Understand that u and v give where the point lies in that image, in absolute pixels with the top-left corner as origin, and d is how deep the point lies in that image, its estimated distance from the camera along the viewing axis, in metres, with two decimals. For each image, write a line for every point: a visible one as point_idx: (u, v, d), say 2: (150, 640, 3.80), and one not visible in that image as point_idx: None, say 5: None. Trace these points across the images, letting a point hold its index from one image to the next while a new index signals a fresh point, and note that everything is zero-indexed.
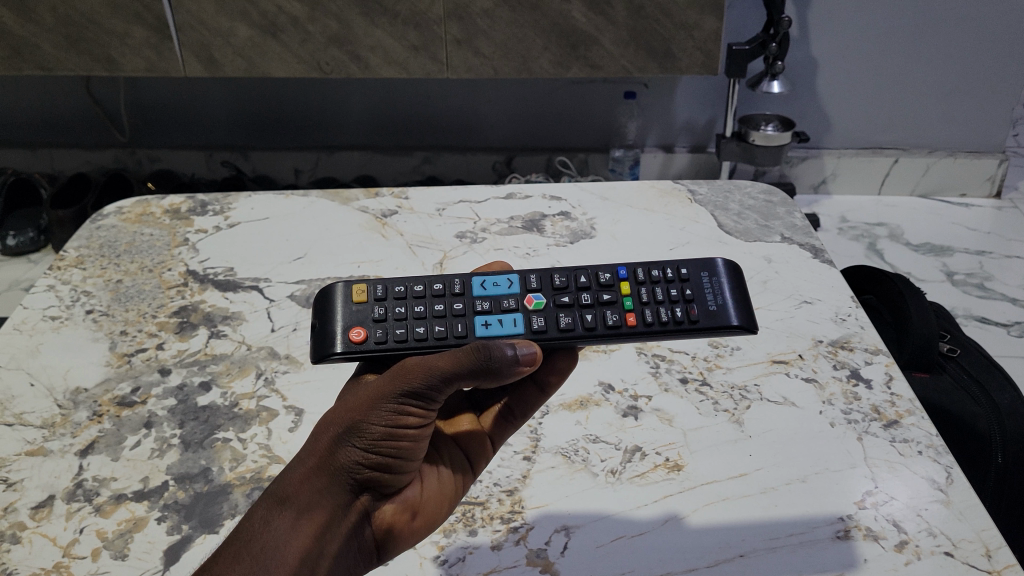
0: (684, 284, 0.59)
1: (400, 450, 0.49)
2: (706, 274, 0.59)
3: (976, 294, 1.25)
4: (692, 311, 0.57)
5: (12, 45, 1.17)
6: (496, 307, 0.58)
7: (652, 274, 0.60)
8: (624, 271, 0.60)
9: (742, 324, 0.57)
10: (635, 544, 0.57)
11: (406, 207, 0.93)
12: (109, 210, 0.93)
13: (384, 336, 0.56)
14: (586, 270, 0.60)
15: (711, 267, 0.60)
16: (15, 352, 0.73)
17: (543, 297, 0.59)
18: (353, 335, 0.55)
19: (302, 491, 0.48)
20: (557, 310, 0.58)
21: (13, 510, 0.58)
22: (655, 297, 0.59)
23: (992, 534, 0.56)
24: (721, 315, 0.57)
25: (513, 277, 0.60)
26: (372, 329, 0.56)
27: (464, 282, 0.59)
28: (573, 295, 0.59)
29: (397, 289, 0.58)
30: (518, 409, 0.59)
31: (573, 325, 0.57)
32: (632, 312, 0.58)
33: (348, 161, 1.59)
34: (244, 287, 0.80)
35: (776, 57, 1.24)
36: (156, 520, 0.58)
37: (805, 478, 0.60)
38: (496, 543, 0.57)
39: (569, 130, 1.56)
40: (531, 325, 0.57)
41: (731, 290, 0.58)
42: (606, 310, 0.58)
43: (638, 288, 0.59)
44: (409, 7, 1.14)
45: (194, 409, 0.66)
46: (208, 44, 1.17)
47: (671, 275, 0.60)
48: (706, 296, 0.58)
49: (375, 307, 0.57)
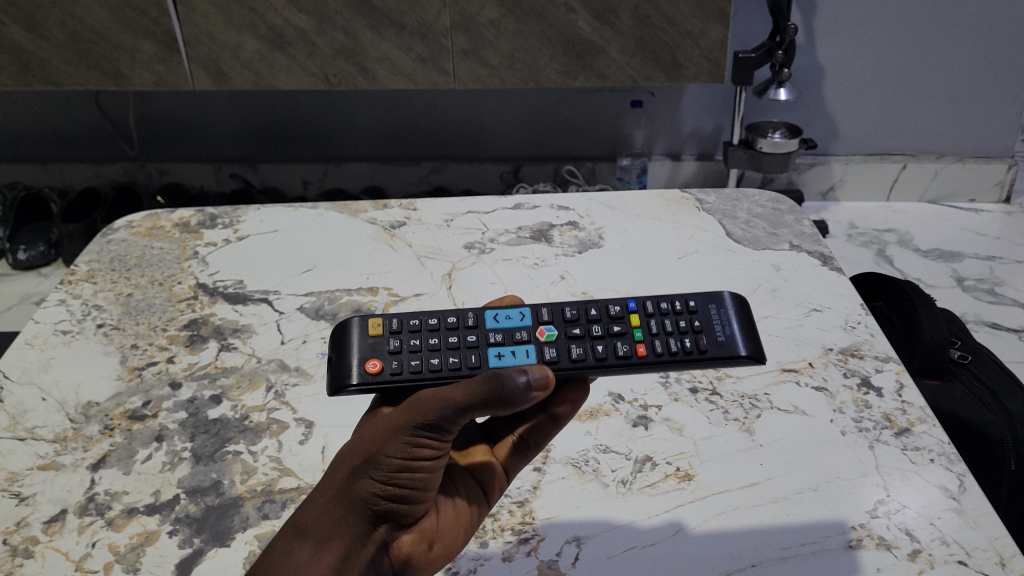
0: (693, 315, 0.59)
1: (416, 481, 0.49)
2: (713, 305, 0.59)
3: (987, 299, 1.24)
4: (700, 341, 0.57)
5: (22, 61, 1.19)
6: (509, 340, 0.58)
7: (661, 305, 0.60)
8: (634, 303, 0.60)
9: (750, 353, 0.57)
10: (645, 554, 0.56)
11: (415, 218, 0.93)
12: (119, 224, 0.94)
13: (400, 368, 0.56)
14: (597, 303, 0.60)
15: (718, 300, 0.60)
16: (27, 366, 0.73)
17: (555, 328, 0.58)
18: (369, 366, 0.55)
19: (322, 521, 0.50)
20: (569, 341, 0.57)
21: (25, 525, 0.59)
22: (664, 328, 0.58)
23: (1006, 542, 0.56)
24: (730, 344, 0.57)
25: (524, 310, 0.60)
26: (388, 360, 0.56)
27: (477, 316, 0.59)
28: (584, 326, 0.59)
29: (411, 322, 0.59)
30: (532, 442, 0.57)
31: (584, 355, 0.57)
32: (642, 343, 0.58)
33: (357, 173, 1.60)
34: (254, 299, 0.80)
35: (782, 64, 1.24)
36: (167, 533, 0.58)
37: (817, 486, 0.60)
38: (506, 555, 0.57)
39: (577, 140, 1.57)
40: (544, 355, 0.56)
41: (739, 321, 0.58)
42: (616, 341, 0.58)
43: (648, 320, 0.59)
44: (415, 19, 1.15)
45: (204, 422, 0.66)
46: (216, 57, 1.18)
47: (679, 306, 0.60)
48: (713, 326, 0.58)
49: (391, 339, 0.57)
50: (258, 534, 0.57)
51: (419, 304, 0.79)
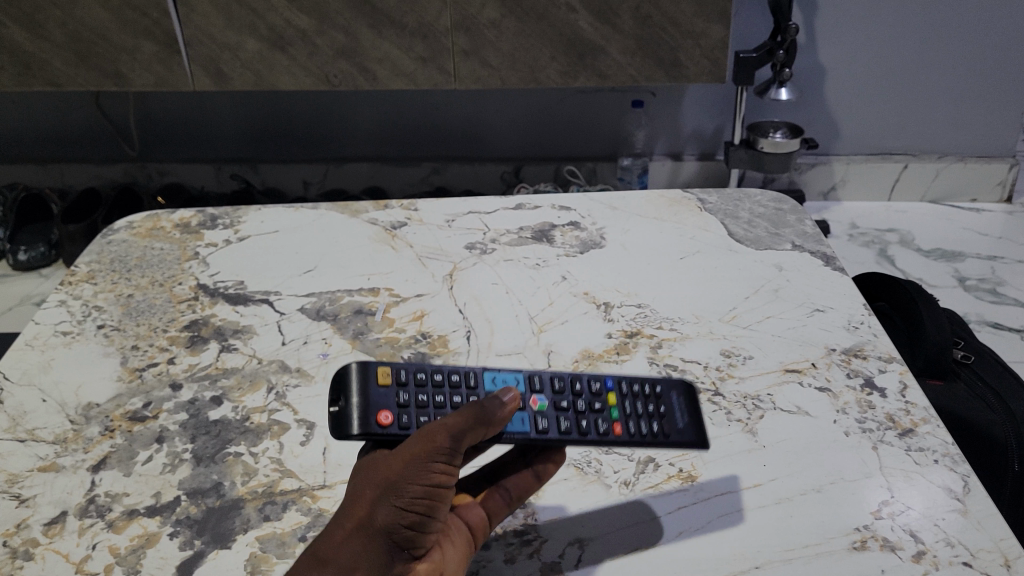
0: (659, 400, 0.60)
1: (436, 510, 0.49)
2: (675, 393, 0.61)
3: (988, 299, 1.24)
4: (666, 428, 0.59)
5: (23, 61, 1.18)
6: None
7: (634, 387, 0.60)
8: (611, 381, 0.61)
9: (697, 439, 0.59)
10: (648, 557, 0.56)
11: (415, 219, 0.93)
12: (119, 224, 0.93)
13: (409, 422, 0.54)
14: (580, 377, 0.60)
15: (680, 389, 0.61)
16: (28, 367, 0.73)
17: (546, 398, 0.58)
18: (379, 418, 0.53)
19: (341, 555, 0.48)
20: (557, 413, 0.57)
21: (25, 527, 0.58)
22: (636, 410, 0.59)
23: (1011, 543, 0.55)
24: (686, 433, 0.59)
25: (519, 376, 0.59)
26: (398, 413, 0.54)
27: (477, 377, 0.59)
28: (570, 399, 0.58)
29: (419, 376, 0.57)
30: (514, 493, 0.56)
31: (570, 429, 0.57)
32: (618, 422, 0.58)
33: (358, 173, 1.60)
34: (255, 300, 0.80)
35: (784, 64, 1.24)
36: (167, 535, 0.57)
37: (821, 487, 0.60)
38: (509, 557, 0.57)
39: (578, 141, 1.56)
40: (537, 426, 0.56)
41: (693, 411, 0.60)
42: (597, 418, 0.58)
43: (623, 400, 0.60)
44: (416, 19, 1.15)
45: (205, 423, 0.66)
46: (216, 58, 1.18)
47: (648, 390, 0.61)
48: (674, 413, 0.60)
49: (400, 392, 0.55)
50: (260, 536, 0.57)
51: (420, 305, 0.79)
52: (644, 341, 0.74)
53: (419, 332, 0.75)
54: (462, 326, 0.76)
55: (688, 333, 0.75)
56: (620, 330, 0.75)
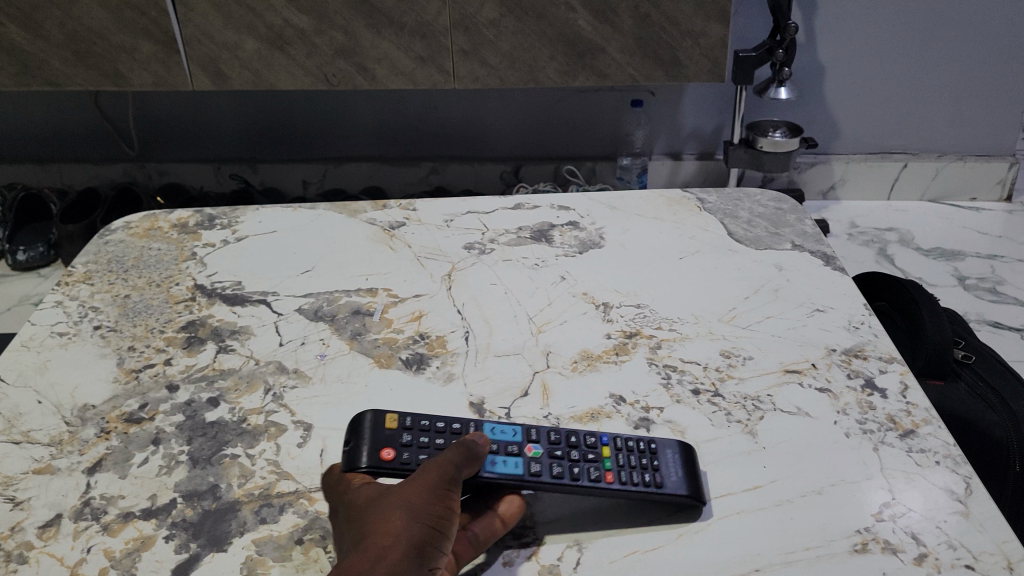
0: (652, 456, 0.61)
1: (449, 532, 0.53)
2: (671, 450, 0.61)
3: (989, 299, 1.23)
4: (658, 478, 0.59)
5: (21, 61, 1.18)
6: (501, 450, 0.60)
7: (629, 442, 0.62)
8: (607, 436, 0.62)
9: (690, 495, 0.58)
10: (648, 559, 0.55)
11: (414, 219, 0.93)
12: (117, 225, 0.93)
13: (409, 459, 0.58)
14: (577, 431, 0.62)
15: (675, 445, 0.61)
16: (24, 368, 0.72)
17: (541, 446, 0.60)
18: (383, 453, 0.59)
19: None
20: (551, 460, 0.60)
21: (20, 530, 0.58)
22: (629, 462, 0.60)
23: (1014, 546, 0.55)
24: (677, 484, 0.58)
25: (517, 427, 0.62)
26: (401, 450, 0.59)
27: (476, 426, 0.61)
28: (565, 449, 0.60)
29: (423, 422, 0.61)
30: (477, 532, 0.55)
31: (563, 474, 0.59)
32: (610, 471, 0.59)
33: (357, 172, 1.59)
34: (252, 300, 0.80)
35: (783, 63, 1.23)
36: (164, 538, 0.57)
37: (821, 489, 0.59)
38: (506, 560, 0.56)
39: (577, 140, 1.56)
40: (530, 469, 0.58)
41: (686, 466, 0.60)
42: (589, 466, 0.59)
43: (617, 452, 0.61)
44: (415, 18, 1.14)
45: (202, 425, 0.66)
46: (215, 57, 1.17)
47: (642, 445, 0.61)
48: (667, 467, 0.60)
49: (404, 433, 0.60)
50: (256, 539, 0.57)
51: (418, 305, 0.79)
52: (643, 342, 0.74)
53: (417, 333, 0.75)
54: (461, 326, 0.76)
55: (688, 333, 0.74)
56: (619, 331, 0.75)
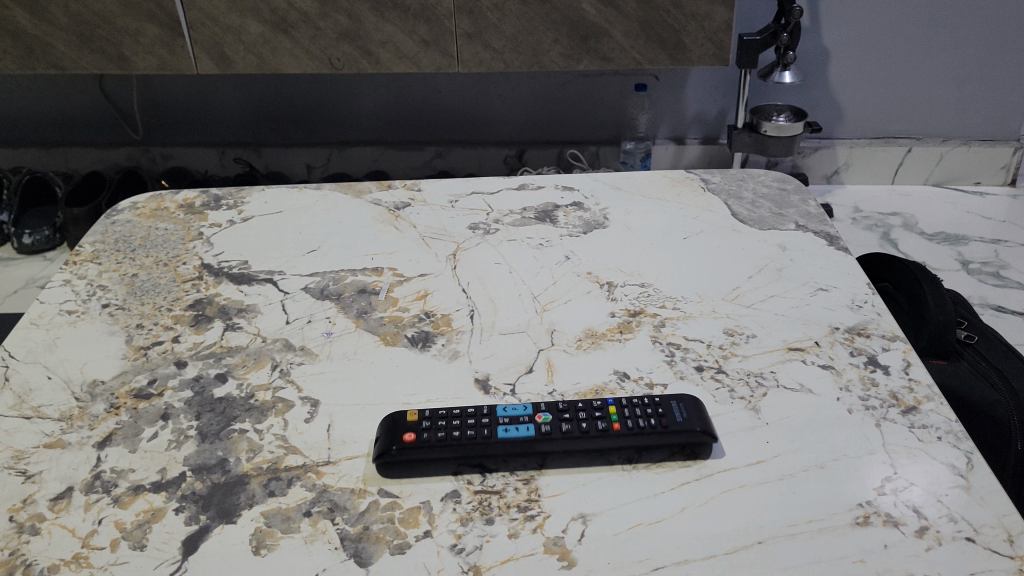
0: (658, 403, 0.63)
1: None
2: (675, 399, 0.64)
3: (992, 282, 1.23)
4: (662, 420, 0.62)
5: (25, 44, 1.18)
6: (512, 421, 0.62)
7: (633, 397, 0.64)
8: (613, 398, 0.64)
9: (703, 429, 0.61)
10: (653, 530, 0.56)
11: (419, 199, 0.93)
12: (123, 205, 0.93)
13: (431, 438, 0.61)
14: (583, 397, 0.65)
15: (679, 395, 0.64)
16: (33, 345, 0.73)
17: (551, 412, 0.63)
18: (406, 436, 0.60)
19: None
20: (561, 421, 0.62)
21: (31, 502, 0.59)
22: (635, 412, 0.63)
23: (1014, 519, 0.56)
24: (686, 422, 0.61)
25: (528, 402, 0.64)
26: (421, 433, 0.61)
27: (489, 408, 0.64)
28: (573, 411, 0.63)
29: (440, 410, 0.63)
30: None
31: (572, 431, 0.61)
32: (617, 421, 0.62)
33: (361, 157, 1.59)
34: (259, 280, 0.80)
35: (788, 47, 1.22)
36: (174, 510, 0.58)
37: (823, 464, 0.60)
38: (512, 531, 0.56)
39: (581, 124, 1.56)
40: (541, 430, 0.61)
41: (696, 407, 0.63)
42: (597, 421, 0.62)
43: (623, 406, 0.63)
44: (420, 2, 1.14)
45: (210, 400, 0.66)
46: (219, 41, 1.17)
47: (647, 397, 0.64)
48: (674, 411, 0.62)
49: (423, 419, 0.62)
50: (265, 511, 0.57)
51: (424, 284, 0.79)
52: (647, 321, 0.74)
53: (422, 312, 0.75)
54: (466, 305, 0.76)
55: (691, 312, 0.75)
56: (623, 309, 0.75)
